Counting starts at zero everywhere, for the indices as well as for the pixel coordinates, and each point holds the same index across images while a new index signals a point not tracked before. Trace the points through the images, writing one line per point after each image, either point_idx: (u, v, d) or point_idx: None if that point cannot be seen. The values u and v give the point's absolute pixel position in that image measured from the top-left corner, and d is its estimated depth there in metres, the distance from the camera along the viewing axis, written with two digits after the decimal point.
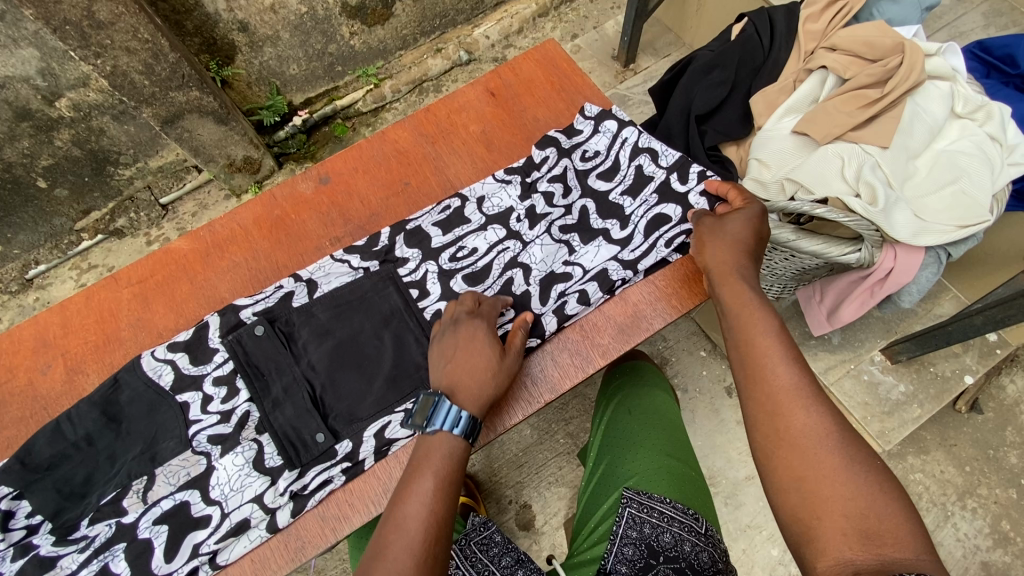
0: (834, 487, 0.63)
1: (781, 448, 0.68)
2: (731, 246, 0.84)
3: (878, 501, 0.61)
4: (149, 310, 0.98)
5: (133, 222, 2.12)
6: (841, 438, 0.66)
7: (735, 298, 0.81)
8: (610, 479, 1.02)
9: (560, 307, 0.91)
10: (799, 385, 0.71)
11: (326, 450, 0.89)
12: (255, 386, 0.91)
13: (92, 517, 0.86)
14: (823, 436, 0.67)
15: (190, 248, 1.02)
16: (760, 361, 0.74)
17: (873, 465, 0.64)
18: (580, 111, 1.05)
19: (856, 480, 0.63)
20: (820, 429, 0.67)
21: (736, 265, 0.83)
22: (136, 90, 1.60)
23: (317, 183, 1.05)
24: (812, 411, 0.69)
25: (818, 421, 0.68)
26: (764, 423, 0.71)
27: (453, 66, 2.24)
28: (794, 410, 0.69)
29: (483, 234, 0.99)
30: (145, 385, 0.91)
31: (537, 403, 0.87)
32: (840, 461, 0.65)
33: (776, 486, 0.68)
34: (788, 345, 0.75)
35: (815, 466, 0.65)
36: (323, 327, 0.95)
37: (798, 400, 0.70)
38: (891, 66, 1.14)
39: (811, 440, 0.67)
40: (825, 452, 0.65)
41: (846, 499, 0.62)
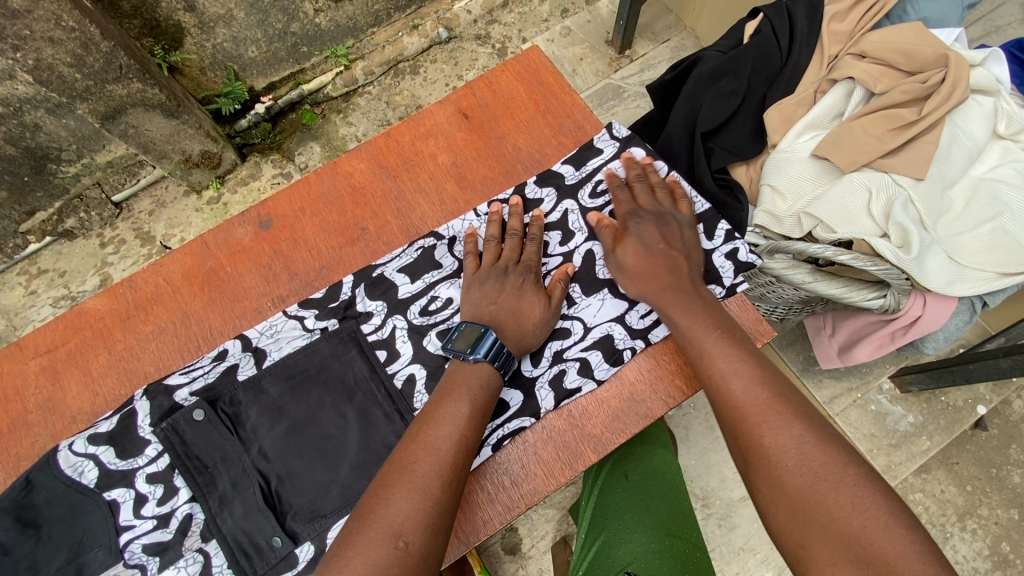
0: (814, 510, 0.56)
1: (756, 473, 0.61)
2: (643, 253, 0.78)
3: (862, 524, 0.53)
4: (61, 387, 0.83)
5: (83, 222, 1.84)
6: (815, 450, 0.59)
7: (676, 313, 0.74)
8: (605, 559, 0.89)
9: (558, 377, 0.78)
10: (757, 396, 0.65)
11: (285, 557, 0.70)
12: (198, 482, 0.72)
13: None
14: (792, 456, 0.60)
15: (108, 308, 0.86)
16: (712, 376, 0.69)
17: (852, 480, 0.56)
18: (607, 128, 0.89)
19: (833, 503, 0.55)
20: (793, 446, 0.60)
21: (663, 281, 0.76)
22: (66, 85, 1.36)
23: (256, 228, 0.89)
24: (781, 427, 0.62)
25: (786, 441, 0.61)
26: (736, 446, 0.65)
27: (431, 44, 1.99)
28: (758, 429, 0.63)
29: (457, 281, 0.83)
30: (64, 485, 0.70)
31: (517, 508, 0.74)
32: (812, 483, 0.57)
33: (764, 515, 0.61)
34: (733, 352, 0.69)
35: (789, 491, 0.58)
36: (275, 405, 0.76)
37: (763, 415, 0.63)
38: (931, 83, 0.99)
39: (781, 462, 0.60)
40: (797, 475, 0.58)
41: (829, 523, 0.55)
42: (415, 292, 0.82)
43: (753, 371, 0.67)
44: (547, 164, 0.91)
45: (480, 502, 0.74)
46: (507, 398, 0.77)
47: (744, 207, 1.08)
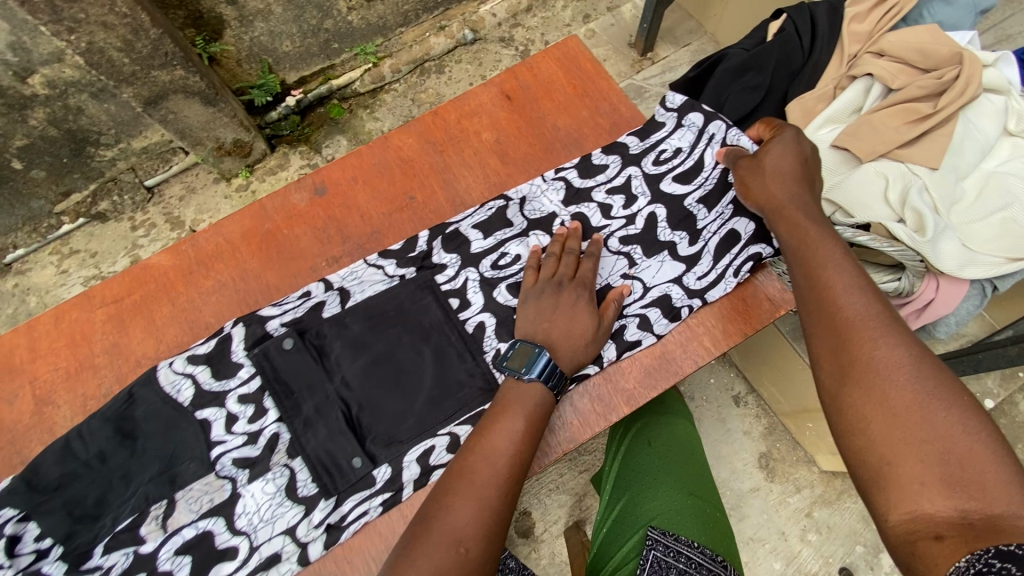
0: (915, 423, 0.57)
1: (855, 380, 0.62)
2: (776, 177, 0.82)
3: (964, 442, 0.54)
4: (126, 335, 0.89)
5: (116, 206, 1.91)
6: (928, 373, 0.60)
7: (801, 233, 0.77)
8: (630, 517, 0.95)
9: (619, 331, 0.83)
10: (879, 314, 0.65)
11: (364, 476, 0.77)
12: (285, 404, 0.79)
13: (108, 545, 0.75)
14: (901, 371, 0.60)
15: (171, 265, 0.92)
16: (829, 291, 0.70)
17: (960, 405, 0.56)
18: (662, 100, 0.95)
19: (937, 420, 0.56)
20: (904, 364, 0.61)
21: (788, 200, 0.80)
22: (114, 69, 1.43)
23: (312, 194, 0.95)
24: (895, 346, 0.62)
25: (896, 357, 0.61)
26: (837, 358, 0.65)
27: (457, 45, 2.06)
28: (872, 343, 0.63)
29: (526, 239, 0.89)
30: (162, 400, 0.78)
31: (554, 453, 0.79)
32: (919, 399, 0.58)
33: (849, 423, 0.62)
34: (859, 275, 0.70)
35: (892, 404, 0.59)
36: (358, 340, 0.82)
37: (878, 332, 0.64)
38: (946, 79, 1.05)
39: (886, 375, 0.61)
40: (904, 388, 0.59)
41: (925, 436, 0.55)
42: (487, 247, 0.89)
43: (874, 296, 0.68)
44: (585, 143, 0.97)
45: None
46: None
47: None
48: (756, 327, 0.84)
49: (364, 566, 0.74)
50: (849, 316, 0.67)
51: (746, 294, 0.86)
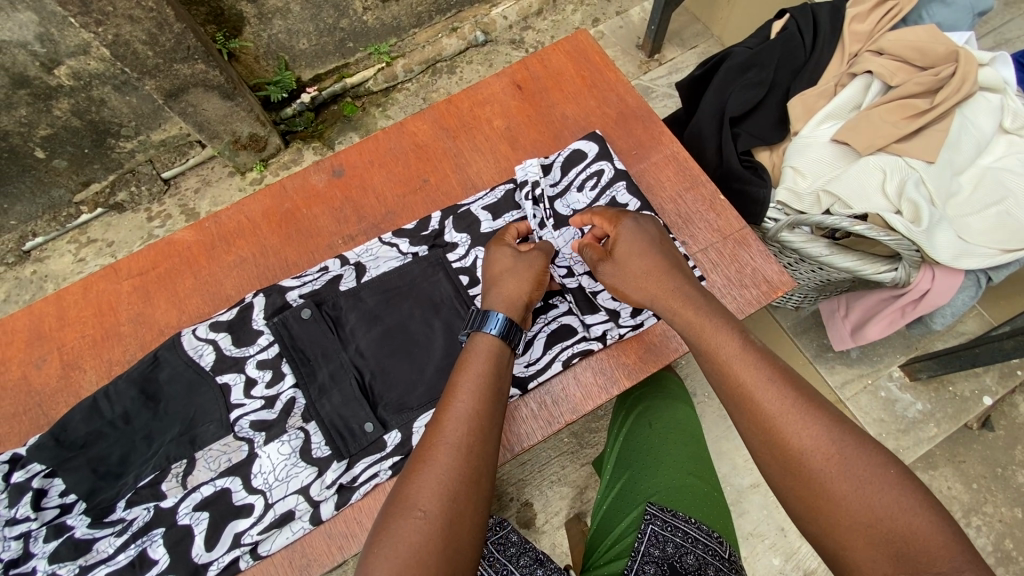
0: (859, 513, 0.56)
1: (791, 473, 0.61)
2: (643, 274, 0.78)
3: (904, 520, 0.54)
4: (150, 305, 0.93)
5: (133, 197, 1.96)
6: (853, 451, 0.59)
7: (693, 317, 0.73)
8: (630, 494, 0.98)
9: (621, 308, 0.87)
10: (791, 398, 0.63)
11: (375, 441, 0.80)
12: (301, 371, 0.82)
13: (129, 500, 0.78)
14: (825, 456, 0.59)
15: (194, 240, 0.96)
16: (735, 383, 0.67)
17: (890, 477, 0.57)
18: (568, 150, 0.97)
19: (876, 501, 0.56)
20: (830, 447, 0.60)
21: (669, 284, 0.76)
22: (139, 61, 1.47)
23: (329, 175, 0.99)
24: (818, 430, 0.61)
25: (818, 441, 0.60)
26: (761, 448, 0.64)
27: (468, 46, 2.11)
28: (786, 429, 0.62)
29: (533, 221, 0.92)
30: (185, 364, 0.82)
31: (558, 423, 0.83)
32: (851, 481, 0.57)
33: (799, 516, 0.61)
34: (754, 353, 0.68)
35: (827, 491, 0.58)
36: (372, 312, 0.86)
37: (791, 417, 0.62)
38: (942, 76, 1.09)
39: (817, 464, 0.59)
40: (836, 476, 0.58)
41: (866, 522, 0.55)
42: (496, 228, 0.92)
43: (781, 375, 0.66)
44: (592, 131, 1.01)
45: (524, 417, 0.83)
46: (575, 324, 0.86)
47: (767, 185, 1.15)
48: (756, 307, 0.88)
49: (374, 526, 0.78)
50: (765, 408, 0.64)
51: (747, 275, 0.89)
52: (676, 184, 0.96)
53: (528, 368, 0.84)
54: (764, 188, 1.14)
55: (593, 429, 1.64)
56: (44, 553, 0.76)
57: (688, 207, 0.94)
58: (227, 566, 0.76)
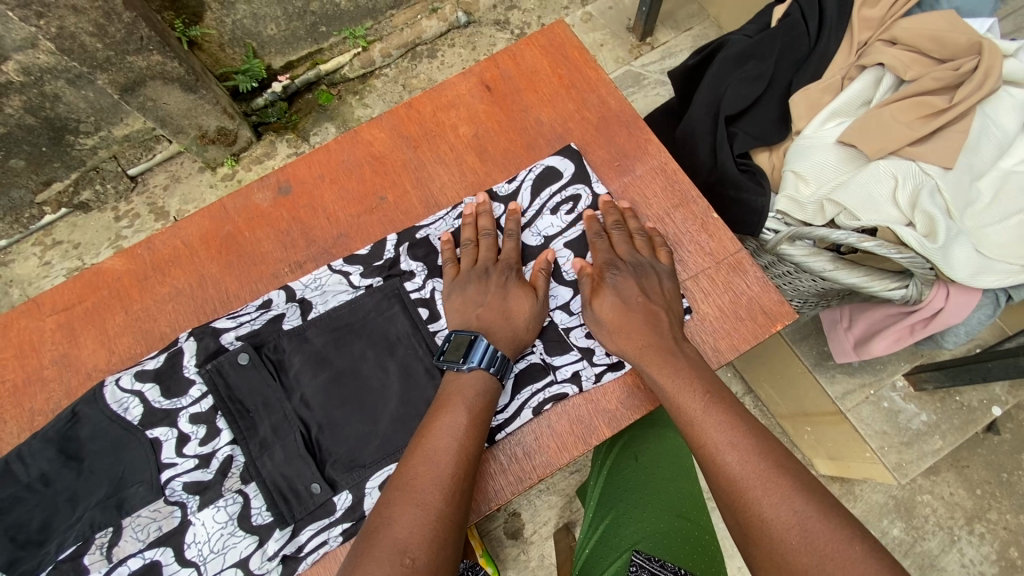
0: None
1: (758, 551, 0.57)
2: (622, 316, 0.75)
3: None
4: (77, 345, 0.83)
5: (99, 196, 1.84)
6: (820, 527, 0.55)
7: (659, 377, 0.71)
8: (614, 540, 0.90)
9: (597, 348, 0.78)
10: (754, 465, 0.61)
11: (323, 503, 0.71)
12: (239, 425, 0.73)
13: (49, 574, 0.70)
14: (791, 531, 0.55)
15: (125, 269, 0.86)
16: (704, 447, 0.65)
17: (858, 558, 0.51)
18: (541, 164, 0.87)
19: None
20: (796, 524, 0.56)
21: (643, 337, 0.73)
22: (88, 55, 1.34)
23: (276, 194, 0.89)
24: (782, 503, 0.57)
25: (788, 516, 0.56)
26: (734, 519, 0.61)
27: (450, 28, 1.97)
28: (755, 502, 0.59)
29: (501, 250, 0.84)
30: (109, 419, 0.73)
31: (530, 478, 0.74)
32: (817, 562, 0.52)
33: None
34: (729, 420, 0.66)
35: (794, 569, 0.53)
36: (319, 355, 0.77)
37: (763, 488, 0.59)
38: (963, 70, 0.97)
39: (784, 541, 0.55)
40: (801, 555, 0.54)
41: None
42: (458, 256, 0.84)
43: (749, 444, 0.63)
44: (570, 139, 0.90)
45: (493, 472, 0.74)
46: (548, 365, 0.78)
47: (766, 193, 1.04)
48: (753, 343, 0.78)
49: None
50: (730, 477, 0.62)
51: (742, 306, 0.79)
52: (663, 200, 0.85)
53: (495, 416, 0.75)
54: (764, 197, 1.04)
55: None
56: None
57: (677, 227, 0.84)
58: None
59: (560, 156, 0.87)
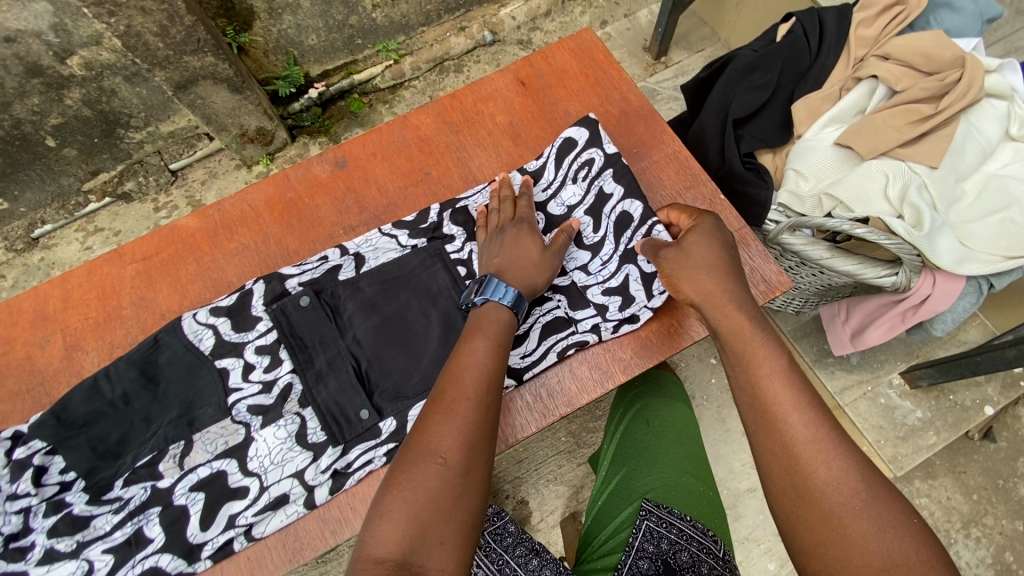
0: (872, 554, 0.56)
1: (808, 510, 0.60)
2: (706, 267, 0.78)
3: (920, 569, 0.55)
4: (153, 289, 0.94)
5: (141, 186, 1.97)
6: (875, 494, 0.59)
7: (726, 329, 0.74)
8: (625, 491, 0.98)
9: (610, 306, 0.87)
10: (813, 420, 0.64)
11: (370, 428, 0.80)
12: (298, 357, 0.83)
13: (127, 479, 0.79)
14: (849, 495, 0.59)
15: (197, 227, 0.97)
16: (773, 406, 0.66)
17: (907, 523, 0.58)
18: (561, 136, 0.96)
19: (892, 546, 0.56)
20: (850, 488, 0.60)
21: (717, 288, 0.77)
22: (149, 54, 1.48)
23: (333, 167, 1.00)
24: (839, 467, 0.61)
25: (844, 478, 0.60)
26: (786, 476, 0.63)
27: (476, 46, 2.12)
28: (815, 464, 0.61)
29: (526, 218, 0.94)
30: (185, 348, 0.83)
31: (553, 415, 0.84)
32: (879, 528, 0.57)
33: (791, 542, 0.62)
34: (792, 381, 0.68)
35: (851, 531, 0.58)
36: (369, 302, 0.87)
37: (821, 452, 0.62)
38: (948, 81, 1.09)
39: (831, 499, 0.60)
40: (860, 517, 0.58)
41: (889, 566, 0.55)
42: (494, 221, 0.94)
43: (808, 407, 0.65)
44: None
45: (520, 408, 0.84)
46: (571, 319, 0.87)
47: (770, 188, 1.15)
48: (754, 306, 0.88)
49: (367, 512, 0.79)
50: (792, 437, 0.64)
51: (745, 274, 0.89)
52: (677, 182, 0.96)
53: (524, 359, 0.85)
54: (767, 191, 1.15)
55: (589, 430, 1.62)
56: (42, 528, 0.77)
57: (689, 206, 0.94)
58: (221, 546, 0.77)
59: (574, 127, 0.95)
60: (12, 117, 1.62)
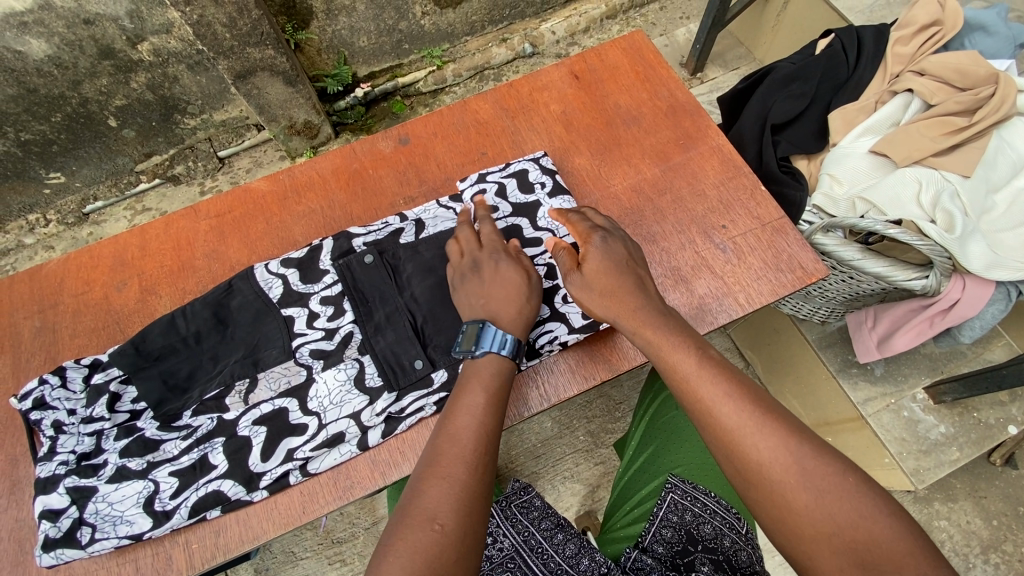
0: (821, 524, 0.56)
1: (755, 491, 0.61)
2: (609, 278, 0.78)
3: (870, 530, 0.54)
4: (224, 244, 1.01)
5: (190, 171, 1.99)
6: (815, 465, 0.59)
7: (647, 338, 0.73)
8: (652, 467, 1.02)
9: None
10: (747, 407, 0.64)
11: (423, 378, 0.85)
12: (360, 309, 0.89)
13: (196, 409, 0.85)
14: (787, 473, 0.59)
15: (269, 190, 1.05)
16: (701, 398, 0.66)
17: (852, 488, 0.57)
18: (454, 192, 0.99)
19: (842, 515, 0.56)
20: (792, 463, 0.59)
21: (629, 298, 0.76)
22: (216, 43, 1.53)
23: (396, 143, 1.08)
24: (776, 444, 0.60)
25: (782, 456, 0.60)
26: (730, 463, 0.63)
27: (516, 57, 2.20)
28: (752, 446, 0.61)
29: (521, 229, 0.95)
30: (256, 294, 0.89)
31: (593, 379, 0.88)
32: (818, 498, 0.57)
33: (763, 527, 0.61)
34: (716, 367, 0.68)
35: (794, 505, 0.58)
36: (427, 264, 0.92)
37: (756, 431, 0.62)
38: (982, 96, 1.14)
39: (771, 478, 0.59)
40: (798, 489, 0.58)
41: (840, 534, 0.55)
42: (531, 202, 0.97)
43: (738, 391, 0.65)
44: (644, 120, 1.08)
45: (563, 369, 0.89)
46: None
47: (804, 190, 1.21)
48: (790, 290, 0.92)
49: (414, 456, 0.83)
50: (726, 424, 0.63)
51: (783, 260, 0.93)
52: (720, 173, 1.01)
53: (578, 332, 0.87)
54: (802, 193, 1.20)
55: (609, 429, 1.62)
56: (114, 450, 0.82)
57: (730, 195, 0.99)
58: (278, 478, 0.82)
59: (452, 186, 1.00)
60: (79, 95, 1.66)
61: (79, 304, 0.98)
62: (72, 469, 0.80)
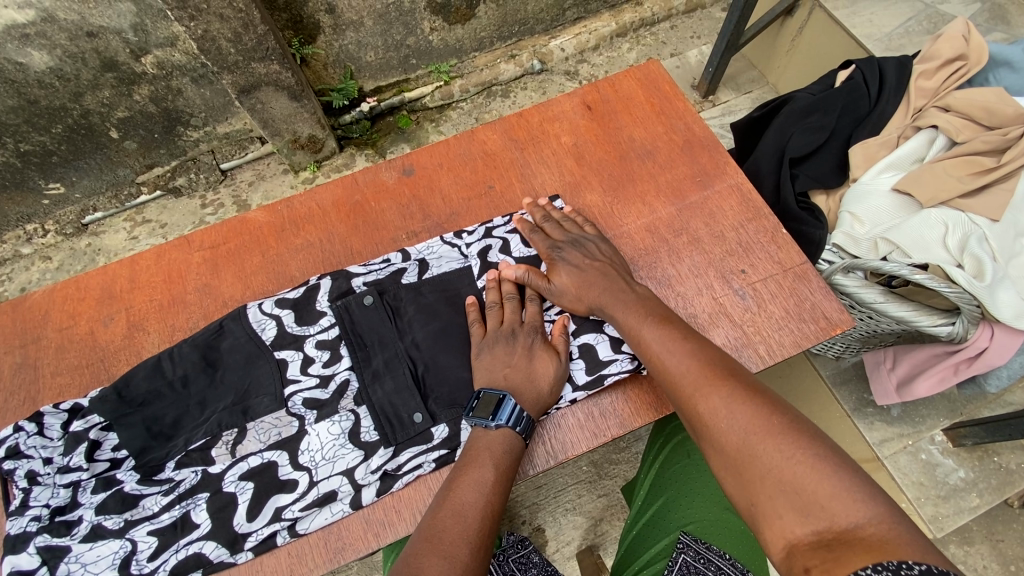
0: (748, 459, 0.62)
1: (704, 440, 0.68)
2: (580, 278, 0.85)
3: (789, 467, 0.59)
4: (218, 278, 0.97)
5: (191, 183, 1.94)
6: (744, 411, 0.65)
7: (615, 315, 0.81)
8: (661, 522, 0.96)
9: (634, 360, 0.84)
10: (689, 370, 0.71)
11: (422, 432, 0.80)
12: (357, 355, 0.84)
13: (179, 461, 0.80)
14: (722, 420, 0.66)
15: (266, 221, 1.00)
16: (653, 361, 0.76)
17: (777, 431, 0.62)
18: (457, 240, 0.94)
19: (765, 454, 0.61)
20: (723, 409, 0.66)
21: (598, 286, 0.84)
22: (221, 57, 1.49)
23: (400, 174, 1.03)
24: (713, 395, 0.68)
25: (719, 406, 0.67)
26: (686, 417, 0.72)
27: (524, 73, 2.16)
28: (695, 401, 0.69)
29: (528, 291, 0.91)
30: (248, 336, 0.85)
31: (605, 436, 0.82)
32: (745, 439, 0.63)
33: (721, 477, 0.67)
34: (670, 333, 0.76)
35: (728, 447, 0.64)
36: (430, 307, 0.88)
37: (696, 388, 0.70)
38: (1011, 136, 1.09)
39: (710, 428, 0.67)
40: (727, 430, 0.65)
41: (767, 473, 0.60)
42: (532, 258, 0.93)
43: (689, 353, 0.73)
44: (659, 154, 1.03)
45: (571, 425, 0.83)
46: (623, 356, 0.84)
47: (824, 228, 1.16)
48: (812, 342, 0.87)
49: (410, 517, 0.78)
50: (675, 381, 0.73)
51: (805, 309, 0.88)
52: (739, 213, 0.97)
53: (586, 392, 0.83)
54: (821, 232, 1.16)
55: (614, 462, 1.57)
56: (90, 505, 0.77)
57: (749, 237, 0.95)
58: (265, 539, 0.77)
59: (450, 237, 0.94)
60: (81, 106, 1.63)
61: (64, 339, 0.94)
62: (45, 525, 0.75)
